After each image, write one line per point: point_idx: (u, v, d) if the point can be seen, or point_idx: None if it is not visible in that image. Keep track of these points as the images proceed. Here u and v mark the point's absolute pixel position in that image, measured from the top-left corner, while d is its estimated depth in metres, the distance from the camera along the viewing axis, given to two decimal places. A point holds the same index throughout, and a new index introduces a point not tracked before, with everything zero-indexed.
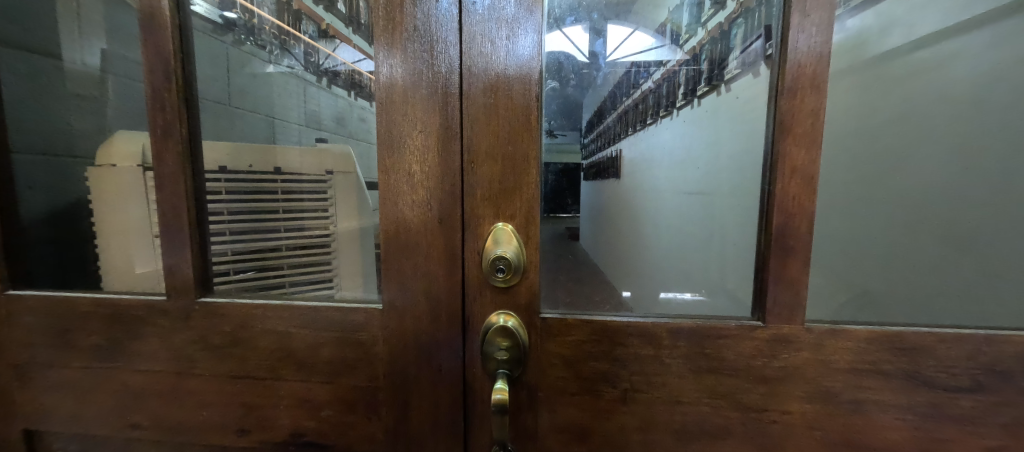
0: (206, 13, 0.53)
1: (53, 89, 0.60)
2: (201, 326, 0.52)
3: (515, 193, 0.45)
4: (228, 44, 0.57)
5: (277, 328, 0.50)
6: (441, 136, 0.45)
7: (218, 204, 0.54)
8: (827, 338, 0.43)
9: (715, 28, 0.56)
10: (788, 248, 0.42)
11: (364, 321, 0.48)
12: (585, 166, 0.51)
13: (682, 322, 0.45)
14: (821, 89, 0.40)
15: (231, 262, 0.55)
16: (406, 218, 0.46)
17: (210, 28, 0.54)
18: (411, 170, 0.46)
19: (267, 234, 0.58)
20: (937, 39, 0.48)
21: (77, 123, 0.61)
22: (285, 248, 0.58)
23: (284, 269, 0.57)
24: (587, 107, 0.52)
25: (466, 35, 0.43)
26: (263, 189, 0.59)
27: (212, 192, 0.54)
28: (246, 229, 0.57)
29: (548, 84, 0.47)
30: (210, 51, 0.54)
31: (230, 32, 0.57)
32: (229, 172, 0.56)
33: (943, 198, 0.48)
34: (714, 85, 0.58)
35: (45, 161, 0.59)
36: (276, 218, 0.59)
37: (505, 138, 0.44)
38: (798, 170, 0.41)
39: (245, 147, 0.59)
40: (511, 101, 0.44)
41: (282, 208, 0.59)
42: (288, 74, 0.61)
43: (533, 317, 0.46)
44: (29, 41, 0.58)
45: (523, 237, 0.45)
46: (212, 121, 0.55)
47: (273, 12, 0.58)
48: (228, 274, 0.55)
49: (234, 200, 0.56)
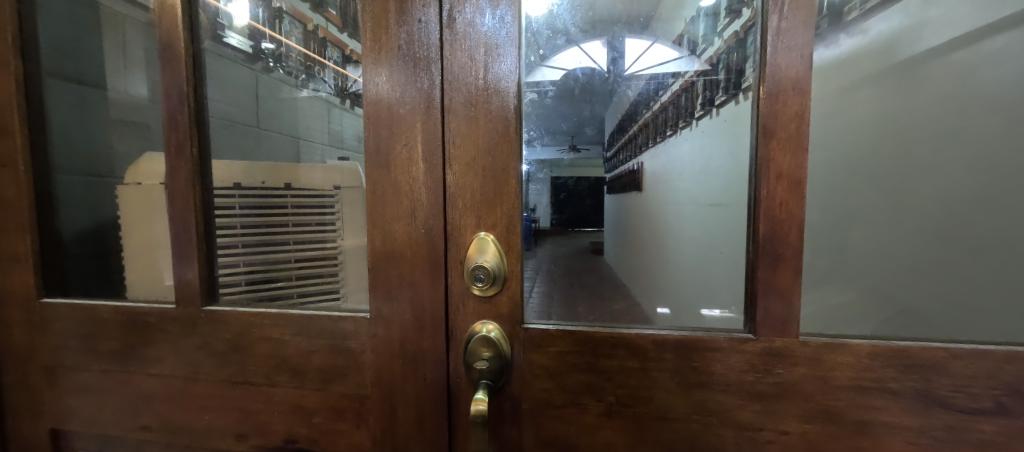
0: (239, 44, 0.61)
1: (100, 116, 0.67)
2: (205, 332, 0.54)
3: (496, 202, 0.45)
4: (258, 71, 0.64)
5: (273, 335, 0.52)
6: (425, 148, 0.46)
7: (230, 218, 0.58)
8: (825, 352, 0.40)
9: (732, 37, 0.50)
10: (778, 256, 0.40)
11: (353, 329, 0.49)
12: (608, 178, 0.62)
13: (668, 332, 0.43)
14: (805, 92, 0.39)
15: (240, 273, 0.58)
16: (393, 227, 0.48)
17: (241, 58, 0.62)
18: (396, 180, 0.47)
19: (277, 247, 0.62)
20: (975, 38, 0.46)
21: (118, 146, 0.66)
22: (291, 261, 0.62)
23: (290, 280, 0.61)
24: (610, 121, 0.64)
25: (448, 51, 0.45)
26: (274, 204, 0.63)
27: (224, 207, 0.58)
28: (256, 242, 0.61)
29: (527, 96, 0.47)
30: (237, 76, 0.62)
31: (260, 60, 0.64)
32: (244, 188, 0.61)
33: (975, 209, 0.46)
34: (734, 93, 0.50)
35: (88, 181, 0.66)
36: (286, 232, 0.63)
37: (485, 150, 0.45)
38: (784, 175, 0.40)
39: (258, 165, 0.63)
40: (491, 114, 0.45)
41: (292, 221, 0.63)
42: (315, 97, 0.63)
43: (515, 327, 0.45)
44: (80, 74, 0.65)
45: (505, 246, 0.45)
46: (239, 142, 0.62)
47: (300, 41, 0.62)
48: (234, 285, 0.58)
49: (246, 214, 0.60)
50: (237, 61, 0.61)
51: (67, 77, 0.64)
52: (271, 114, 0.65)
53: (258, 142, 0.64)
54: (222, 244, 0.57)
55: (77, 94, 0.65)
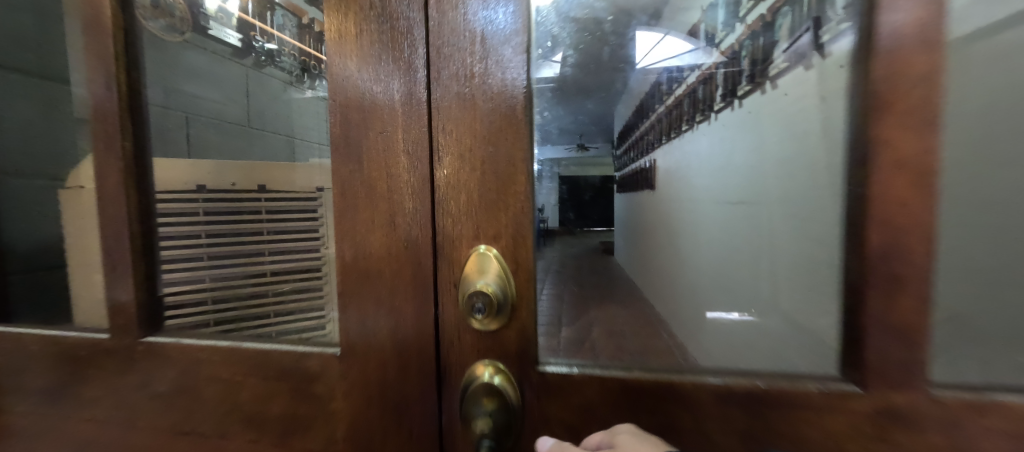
0: (224, 38, 0.55)
1: (62, 111, 0.55)
2: (144, 369, 0.44)
3: (499, 206, 0.34)
4: (250, 66, 0.57)
5: (223, 375, 0.42)
6: (407, 138, 0.36)
7: (194, 226, 0.50)
8: (967, 415, 0.28)
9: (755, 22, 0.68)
10: (895, 279, 0.28)
11: (319, 369, 0.39)
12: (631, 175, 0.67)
13: (735, 383, 0.32)
14: (938, 46, 0.27)
15: (210, 290, 0.50)
16: (370, 238, 0.37)
17: (228, 52, 0.56)
18: (371, 179, 0.37)
19: (253, 256, 0.52)
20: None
21: (69, 144, 0.54)
22: (270, 273, 0.52)
23: (269, 297, 0.50)
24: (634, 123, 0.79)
25: (434, 9, 0.34)
26: (246, 208, 0.53)
27: (186, 213, 0.49)
28: (229, 252, 0.52)
29: (541, 65, 0.35)
30: (226, 74, 0.57)
31: (251, 53, 0.56)
32: (210, 191, 0.52)
33: None
34: (761, 82, 0.73)
35: (47, 186, 0.55)
36: (262, 240, 0.52)
37: (484, 136, 0.34)
38: (906, 165, 0.28)
39: (231, 164, 0.54)
40: (491, 90, 0.34)
41: (268, 229, 0.53)
42: (315, 99, 0.45)
43: (526, 369, 0.35)
44: (41, 68, 0.56)
45: (512, 263, 0.35)
46: (229, 141, 0.55)
47: (293, 34, 0.48)
48: (204, 303, 0.49)
49: (213, 222, 0.51)
50: (227, 56, 0.56)
51: (30, 72, 0.56)
52: (263, 114, 0.56)
53: (251, 142, 0.55)
54: (177, 258, 0.48)
55: (38, 92, 0.57)
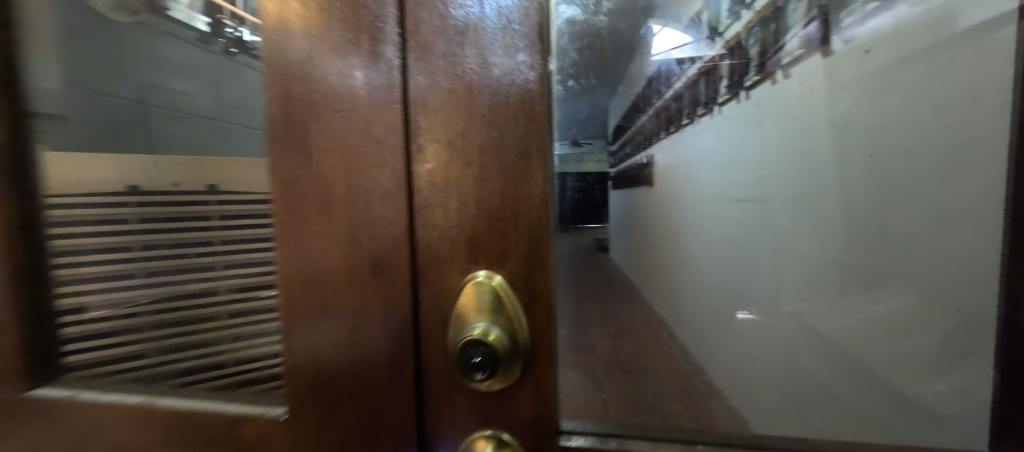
0: (187, 17, 0.40)
1: None
2: (32, 433, 0.33)
3: (506, 216, 0.24)
4: (214, 53, 0.38)
5: (138, 442, 0.31)
6: (374, 121, 0.25)
7: (124, 236, 0.38)
8: None
9: (765, 8, 0.67)
10: None
11: (259, 437, 0.29)
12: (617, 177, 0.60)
13: None
14: None
15: (142, 313, 0.39)
16: (325, 261, 0.27)
17: (194, 37, 0.39)
18: (325, 179, 0.26)
19: (201, 274, 0.39)
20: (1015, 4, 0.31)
21: None
22: (223, 292, 0.38)
23: (224, 322, 0.37)
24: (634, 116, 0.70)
25: None
26: (194, 214, 0.39)
27: (116, 220, 0.38)
28: (170, 268, 0.39)
29: (561, 13, 0.26)
30: (189, 64, 0.40)
31: (218, 35, 0.37)
32: (142, 193, 0.39)
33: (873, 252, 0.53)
34: (768, 72, 0.70)
35: None
36: (212, 252, 0.38)
37: (484, 117, 0.24)
38: None
39: (169, 158, 0.40)
40: (494, 49, 0.24)
41: (220, 238, 0.37)
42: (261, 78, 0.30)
43: (546, 443, 0.25)
44: None
45: (525, 298, 0.24)
46: (196, 141, 0.39)
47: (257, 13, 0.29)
48: (137, 330, 0.38)
49: (149, 230, 0.39)
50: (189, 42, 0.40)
51: None
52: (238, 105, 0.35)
53: (224, 139, 0.37)
54: (103, 279, 0.38)
55: None
